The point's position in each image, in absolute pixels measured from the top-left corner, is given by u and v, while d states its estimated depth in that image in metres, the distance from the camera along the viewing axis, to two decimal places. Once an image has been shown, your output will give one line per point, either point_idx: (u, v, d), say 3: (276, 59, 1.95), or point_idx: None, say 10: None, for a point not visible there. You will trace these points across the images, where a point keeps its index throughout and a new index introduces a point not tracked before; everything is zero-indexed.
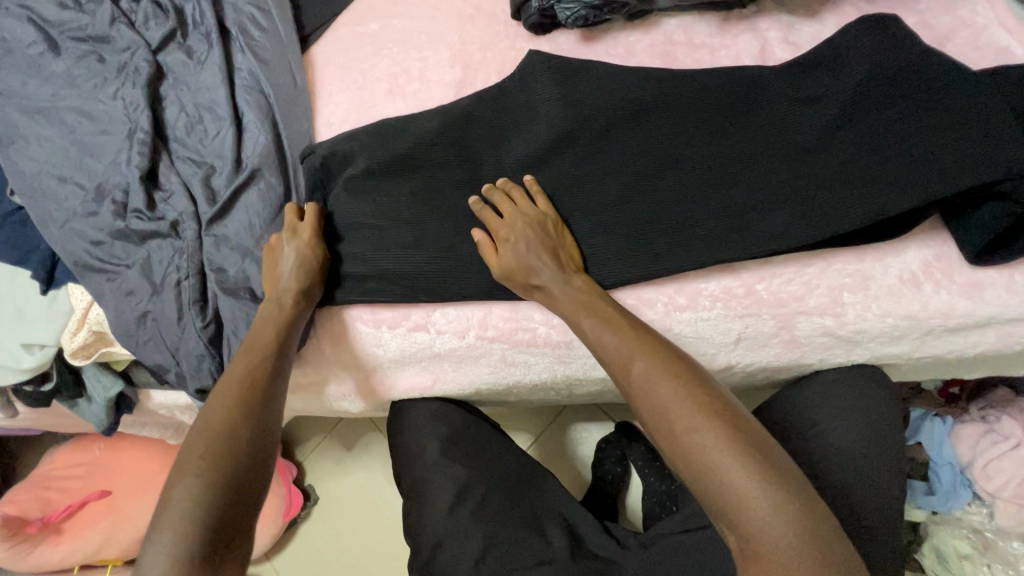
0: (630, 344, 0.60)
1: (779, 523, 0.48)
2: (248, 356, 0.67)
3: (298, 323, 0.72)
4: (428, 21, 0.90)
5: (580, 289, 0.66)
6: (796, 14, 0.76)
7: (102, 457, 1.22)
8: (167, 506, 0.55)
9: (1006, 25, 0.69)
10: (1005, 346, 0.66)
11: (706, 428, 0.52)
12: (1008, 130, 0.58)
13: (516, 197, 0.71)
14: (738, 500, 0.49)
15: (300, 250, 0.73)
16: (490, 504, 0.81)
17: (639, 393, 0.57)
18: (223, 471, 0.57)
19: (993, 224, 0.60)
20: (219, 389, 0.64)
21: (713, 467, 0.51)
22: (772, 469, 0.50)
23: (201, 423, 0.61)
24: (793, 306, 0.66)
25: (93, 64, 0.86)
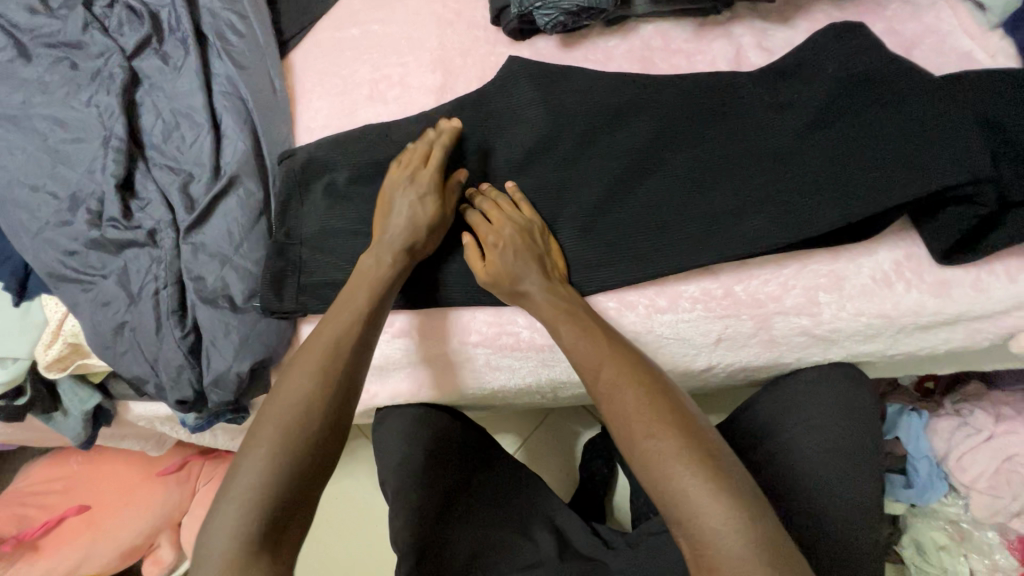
0: (601, 352, 0.60)
1: (723, 543, 0.48)
2: (338, 319, 0.64)
3: (392, 288, 0.68)
4: (408, 26, 0.90)
5: (563, 295, 0.66)
6: (770, 20, 0.77)
7: (79, 471, 1.19)
8: (241, 468, 0.55)
9: (968, 32, 0.72)
10: (973, 341, 0.68)
11: (665, 436, 0.53)
12: (973, 133, 0.60)
13: (502, 203, 0.71)
14: (688, 513, 0.49)
15: (414, 208, 0.69)
16: (474, 512, 0.80)
17: (603, 397, 0.58)
18: (297, 446, 0.55)
19: (958, 226, 0.61)
20: (307, 351, 0.62)
21: (665, 476, 0.51)
22: (725, 480, 0.50)
23: (284, 384, 0.59)
24: (771, 306, 0.67)
25: (66, 70, 0.85)
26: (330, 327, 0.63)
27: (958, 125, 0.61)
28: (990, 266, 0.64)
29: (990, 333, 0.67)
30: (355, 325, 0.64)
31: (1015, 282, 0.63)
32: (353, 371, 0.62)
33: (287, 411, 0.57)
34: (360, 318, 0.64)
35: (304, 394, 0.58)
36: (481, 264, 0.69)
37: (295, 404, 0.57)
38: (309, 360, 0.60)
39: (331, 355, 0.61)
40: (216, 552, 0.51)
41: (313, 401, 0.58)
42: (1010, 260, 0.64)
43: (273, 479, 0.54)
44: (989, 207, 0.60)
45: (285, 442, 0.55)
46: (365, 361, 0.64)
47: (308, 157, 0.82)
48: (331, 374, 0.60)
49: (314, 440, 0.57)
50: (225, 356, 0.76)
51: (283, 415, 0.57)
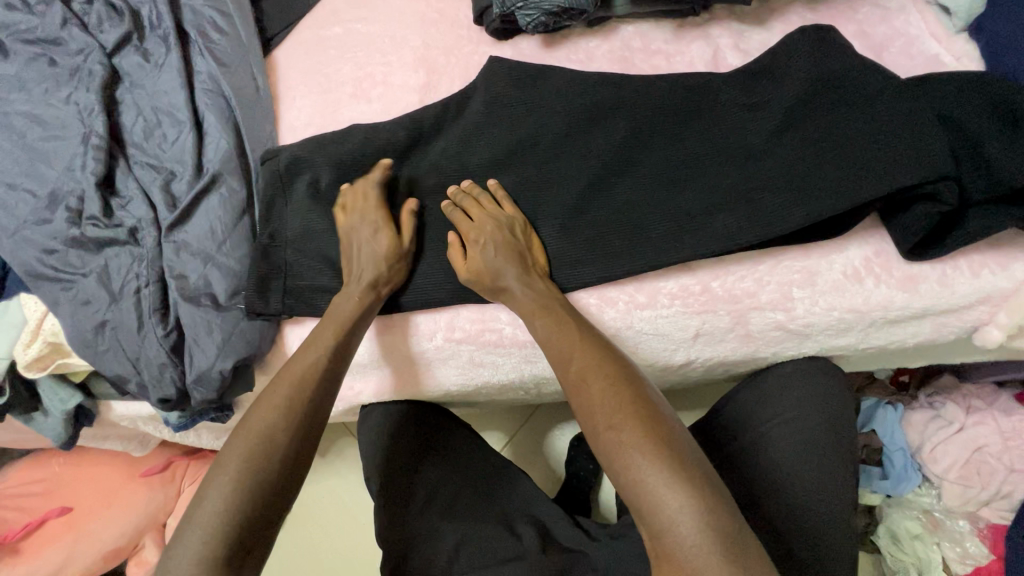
0: (571, 343, 0.62)
1: (678, 533, 0.49)
2: (310, 350, 0.66)
3: (363, 318, 0.70)
4: (391, 25, 0.91)
5: (544, 293, 0.67)
6: (747, 22, 0.79)
7: (60, 473, 1.17)
8: (204, 497, 0.56)
9: (936, 35, 0.74)
10: (940, 335, 0.70)
11: (628, 427, 0.54)
12: (936, 135, 0.62)
13: (484, 201, 0.72)
14: (648, 503, 0.51)
15: (371, 243, 0.72)
16: (460, 506, 0.82)
17: (573, 389, 0.59)
18: (259, 473, 0.57)
19: (921, 223, 0.63)
20: (276, 383, 0.64)
21: (626, 469, 0.52)
22: (686, 469, 0.51)
23: (256, 411, 0.61)
24: (746, 302, 0.69)
25: (44, 67, 0.84)
26: (302, 359, 0.66)
27: (923, 127, 0.62)
28: (955, 261, 0.66)
29: (955, 327, 0.69)
30: (325, 357, 0.66)
31: (978, 277, 0.65)
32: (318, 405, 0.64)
33: (255, 439, 0.59)
34: (332, 349, 0.67)
35: (266, 424, 0.60)
36: (463, 262, 0.70)
37: (260, 437, 0.59)
38: (277, 391, 0.63)
39: (301, 389, 0.63)
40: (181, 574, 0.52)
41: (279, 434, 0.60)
42: (973, 256, 0.66)
43: (236, 505, 0.55)
44: (948, 205, 0.61)
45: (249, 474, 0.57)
46: (332, 392, 0.66)
47: (291, 158, 0.81)
48: (299, 406, 0.62)
49: (279, 472, 0.58)
50: (207, 355, 0.76)
51: (251, 447, 0.58)
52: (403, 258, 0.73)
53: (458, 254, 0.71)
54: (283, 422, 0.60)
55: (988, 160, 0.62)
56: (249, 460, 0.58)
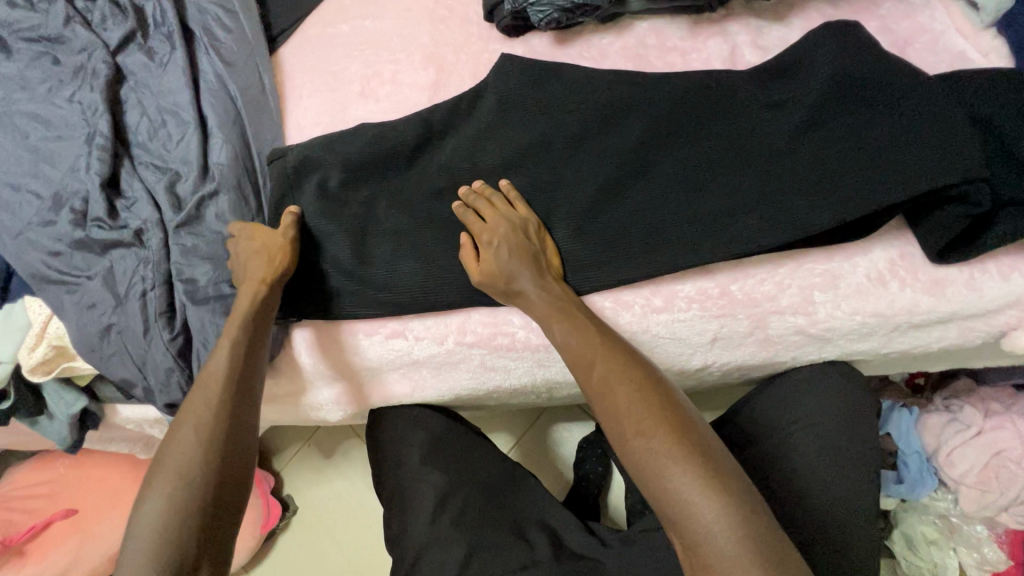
0: (594, 348, 0.60)
1: (715, 544, 0.48)
2: (220, 351, 0.65)
3: (264, 312, 0.69)
4: (399, 22, 0.89)
5: (561, 297, 0.65)
6: (765, 18, 0.77)
7: (65, 475, 1.16)
8: (142, 507, 0.56)
9: (963, 30, 0.72)
10: (966, 339, 0.68)
11: (656, 434, 0.52)
12: (966, 135, 0.60)
13: (497, 202, 0.70)
14: (682, 511, 0.49)
15: (248, 244, 0.71)
16: (470, 512, 0.80)
17: (597, 396, 0.58)
18: (191, 475, 0.57)
19: (951, 224, 0.61)
20: (197, 389, 0.63)
21: (659, 477, 0.51)
22: (718, 477, 0.50)
23: (180, 420, 0.61)
24: (766, 306, 0.67)
25: (47, 66, 0.83)
26: (208, 375, 0.63)
27: (951, 128, 0.61)
28: (983, 265, 0.65)
29: (983, 331, 0.67)
30: (232, 364, 0.64)
31: (1008, 281, 0.64)
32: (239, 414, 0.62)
33: (183, 446, 0.59)
34: (238, 356, 0.65)
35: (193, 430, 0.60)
36: (476, 264, 0.69)
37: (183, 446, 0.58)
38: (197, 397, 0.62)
39: (213, 405, 0.61)
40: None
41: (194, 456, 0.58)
42: (1002, 259, 0.64)
43: (173, 509, 0.55)
44: (980, 206, 0.60)
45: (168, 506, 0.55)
46: (254, 388, 0.66)
47: (301, 157, 0.78)
48: (211, 420, 0.60)
49: (206, 493, 0.57)
50: None
51: (168, 478, 0.57)
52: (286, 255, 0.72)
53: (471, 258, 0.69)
54: (196, 434, 0.59)
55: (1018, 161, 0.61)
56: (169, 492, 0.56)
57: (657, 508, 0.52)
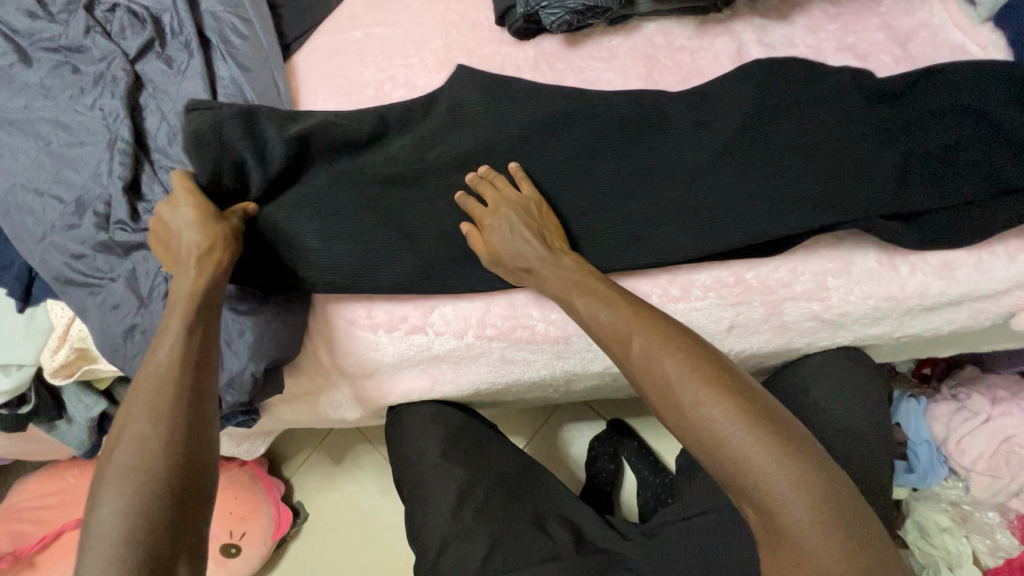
0: (630, 320, 0.60)
1: (787, 503, 0.49)
2: (164, 341, 0.58)
3: (213, 295, 0.63)
4: (412, 27, 0.91)
5: (571, 269, 0.67)
6: (769, 17, 0.80)
7: (75, 485, 1.15)
8: (96, 519, 0.50)
9: (961, 25, 0.75)
10: (976, 321, 0.70)
11: (717, 404, 0.53)
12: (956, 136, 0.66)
13: (499, 183, 0.72)
14: (756, 480, 0.50)
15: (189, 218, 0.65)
16: (492, 505, 0.80)
17: (641, 370, 0.58)
18: (155, 478, 0.52)
19: (948, 220, 0.65)
20: (141, 386, 0.56)
21: (728, 447, 0.51)
22: (786, 443, 0.51)
23: (122, 420, 0.55)
24: (781, 292, 0.69)
25: (68, 74, 0.85)
26: (147, 372, 0.57)
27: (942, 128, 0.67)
28: (990, 247, 0.67)
29: (992, 312, 0.69)
30: (176, 356, 0.58)
31: (1015, 261, 0.66)
32: (200, 405, 0.57)
33: (136, 447, 0.53)
34: (183, 346, 0.59)
35: (144, 432, 0.53)
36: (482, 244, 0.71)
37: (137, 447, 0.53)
38: (142, 393, 0.56)
39: (167, 398, 0.55)
40: None
41: (155, 458, 0.52)
42: (1009, 241, 0.66)
43: (137, 515, 0.50)
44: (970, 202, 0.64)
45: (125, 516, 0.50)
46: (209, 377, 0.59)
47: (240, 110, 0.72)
48: (166, 415, 0.54)
49: (172, 495, 0.52)
50: (240, 358, 0.73)
51: (122, 484, 0.51)
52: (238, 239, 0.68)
53: (477, 239, 0.71)
54: (150, 433, 0.53)
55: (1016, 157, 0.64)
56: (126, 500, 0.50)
57: (720, 473, 0.53)
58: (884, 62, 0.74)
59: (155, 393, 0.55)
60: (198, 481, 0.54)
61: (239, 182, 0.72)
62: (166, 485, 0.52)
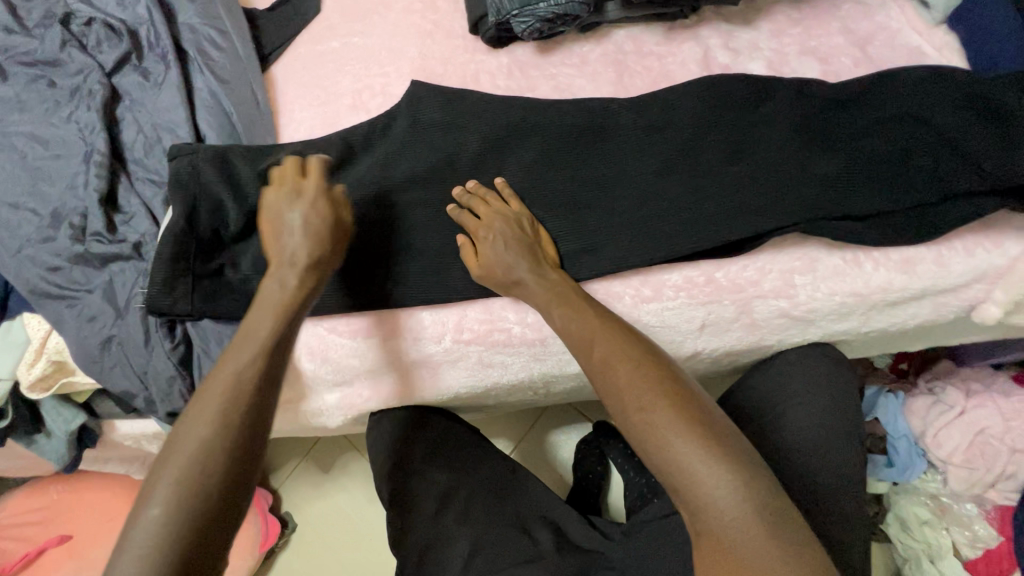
0: (593, 328, 0.62)
1: (719, 507, 0.50)
2: (245, 345, 0.57)
3: (302, 305, 0.63)
4: (387, 37, 0.92)
5: (557, 283, 0.68)
6: (734, 23, 0.82)
7: (57, 501, 1.14)
8: (136, 525, 0.48)
9: (917, 28, 0.77)
10: (940, 315, 0.71)
11: (655, 408, 0.55)
12: (913, 135, 0.68)
13: (490, 199, 0.73)
14: (685, 480, 0.52)
15: (309, 217, 0.65)
16: (473, 507, 0.80)
17: (596, 377, 0.60)
18: (202, 488, 0.50)
19: (906, 220, 0.67)
20: (210, 387, 0.54)
21: (663, 449, 0.53)
22: (717, 445, 0.52)
23: (185, 422, 0.52)
24: (750, 290, 0.70)
25: (44, 88, 0.85)
26: (222, 370, 0.55)
27: (900, 129, 0.69)
28: (949, 242, 0.68)
29: (955, 306, 0.70)
30: (254, 362, 0.56)
31: (973, 255, 0.68)
32: (263, 417, 0.55)
33: (195, 454, 0.50)
34: (264, 352, 0.57)
35: (203, 441, 0.51)
36: (475, 259, 0.71)
37: (194, 453, 0.50)
38: (211, 393, 0.54)
39: (223, 406, 0.53)
40: None
41: (209, 468, 0.50)
42: (966, 236, 0.68)
43: (175, 527, 0.48)
44: (928, 201, 0.66)
45: (161, 523, 0.48)
46: (280, 390, 0.58)
47: (214, 151, 0.80)
48: (232, 424, 0.52)
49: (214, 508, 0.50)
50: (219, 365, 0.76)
51: (168, 492, 0.49)
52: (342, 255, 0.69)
53: (469, 252, 0.72)
54: (212, 440, 0.51)
55: (969, 156, 0.65)
56: (166, 505, 0.48)
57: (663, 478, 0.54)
58: (845, 65, 0.77)
59: (221, 400, 0.53)
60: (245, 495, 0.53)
61: (217, 222, 0.78)
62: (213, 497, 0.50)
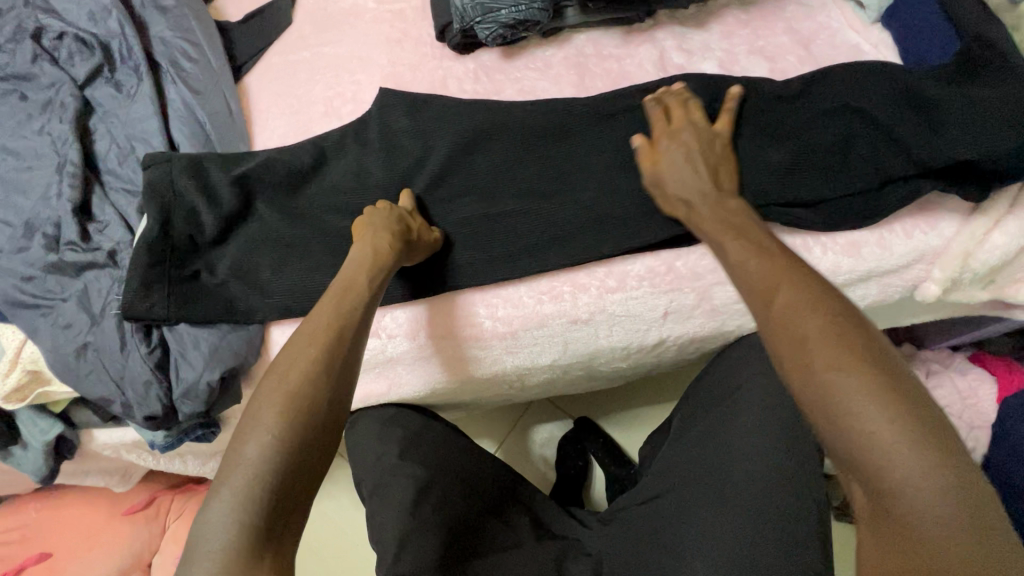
0: (777, 274, 0.54)
1: (923, 506, 0.41)
2: (340, 302, 0.62)
3: (384, 277, 0.67)
4: (357, 45, 0.95)
5: (733, 214, 0.63)
6: (688, 26, 0.86)
7: (37, 518, 1.13)
8: (240, 452, 0.51)
9: (854, 26, 0.84)
10: (886, 296, 0.76)
11: (847, 369, 0.46)
12: (855, 125, 0.72)
13: (690, 107, 0.73)
14: (875, 460, 0.43)
15: (406, 226, 0.72)
16: (450, 503, 0.79)
17: (774, 326, 0.52)
18: (304, 418, 0.53)
19: (848, 205, 0.71)
20: (307, 334, 0.59)
21: (855, 417, 0.44)
22: (921, 426, 0.43)
23: (284, 363, 0.57)
24: (709, 278, 0.75)
25: (16, 102, 0.86)
26: (320, 320, 0.60)
27: (843, 120, 0.73)
28: (890, 226, 0.72)
29: (899, 286, 0.75)
30: (347, 319, 0.61)
31: (912, 237, 0.72)
32: (350, 364, 0.59)
33: (297, 388, 0.54)
34: (361, 308, 0.63)
35: (304, 379, 0.55)
36: (649, 159, 0.72)
37: (296, 387, 0.54)
38: (315, 338, 0.58)
39: (323, 351, 0.57)
40: (218, 535, 0.48)
41: (307, 402, 0.54)
42: (904, 220, 0.72)
43: (277, 454, 0.51)
44: (869, 186, 0.70)
45: (271, 457, 0.51)
46: (363, 344, 0.62)
47: (188, 159, 0.81)
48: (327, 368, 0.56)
49: (310, 441, 0.53)
50: (195, 367, 0.76)
51: (270, 420, 0.52)
52: (416, 260, 0.74)
53: (645, 155, 0.72)
54: (311, 376, 0.55)
55: (902, 144, 0.70)
56: (276, 440, 0.51)
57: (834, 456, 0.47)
58: (791, 62, 0.81)
59: (318, 347, 0.58)
60: (338, 433, 0.56)
61: (193, 229, 0.80)
62: (311, 429, 0.53)
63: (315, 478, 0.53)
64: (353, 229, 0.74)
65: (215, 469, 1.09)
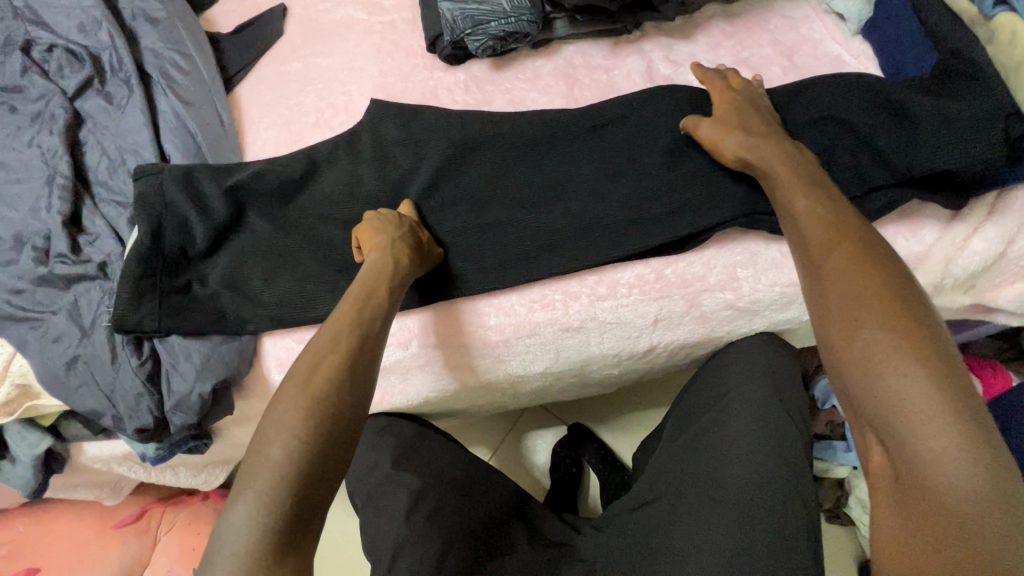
0: (838, 237, 0.58)
1: (946, 474, 0.45)
2: (358, 309, 0.63)
3: (399, 284, 0.68)
4: (348, 56, 0.96)
5: (806, 166, 0.66)
6: (674, 37, 0.88)
7: (23, 533, 1.10)
8: (263, 454, 0.52)
9: (836, 38, 0.86)
10: None
11: (884, 331, 0.51)
12: (843, 133, 0.74)
13: (735, 80, 0.77)
14: (905, 420, 0.47)
15: (410, 235, 0.73)
16: (444, 511, 0.78)
17: (824, 283, 0.57)
18: (325, 420, 0.54)
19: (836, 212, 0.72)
20: (325, 339, 0.60)
21: (887, 374, 0.49)
22: (958, 401, 0.46)
23: (304, 365, 0.57)
24: (697, 285, 0.76)
25: (5, 114, 0.86)
26: (340, 325, 0.61)
27: (833, 127, 0.74)
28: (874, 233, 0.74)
29: None
30: (366, 325, 0.62)
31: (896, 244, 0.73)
32: (369, 370, 0.60)
33: (319, 390, 0.55)
34: (378, 314, 0.64)
35: (324, 382, 0.56)
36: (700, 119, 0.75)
37: (318, 389, 0.55)
38: (337, 343, 0.59)
39: (342, 355, 0.58)
40: (243, 535, 0.48)
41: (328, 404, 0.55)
42: (889, 227, 0.74)
43: (299, 456, 0.51)
44: (855, 194, 0.72)
45: (295, 460, 0.51)
46: (381, 351, 0.63)
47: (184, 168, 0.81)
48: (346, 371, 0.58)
49: (331, 442, 0.54)
50: (186, 380, 0.76)
51: (291, 422, 0.53)
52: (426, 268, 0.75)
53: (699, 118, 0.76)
54: (331, 380, 0.56)
55: (882, 152, 0.71)
56: (301, 444, 0.52)
57: (861, 415, 0.51)
58: (774, 73, 0.83)
59: (338, 352, 0.59)
60: (358, 436, 0.57)
61: (185, 239, 0.80)
62: (332, 431, 0.54)
63: (335, 479, 0.53)
64: (353, 237, 0.74)
65: (207, 481, 1.08)
